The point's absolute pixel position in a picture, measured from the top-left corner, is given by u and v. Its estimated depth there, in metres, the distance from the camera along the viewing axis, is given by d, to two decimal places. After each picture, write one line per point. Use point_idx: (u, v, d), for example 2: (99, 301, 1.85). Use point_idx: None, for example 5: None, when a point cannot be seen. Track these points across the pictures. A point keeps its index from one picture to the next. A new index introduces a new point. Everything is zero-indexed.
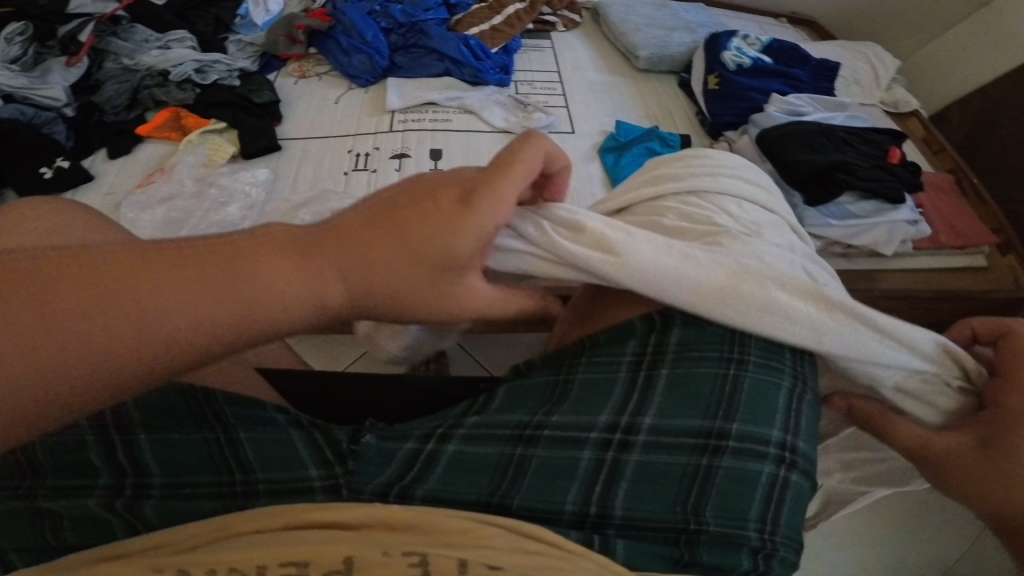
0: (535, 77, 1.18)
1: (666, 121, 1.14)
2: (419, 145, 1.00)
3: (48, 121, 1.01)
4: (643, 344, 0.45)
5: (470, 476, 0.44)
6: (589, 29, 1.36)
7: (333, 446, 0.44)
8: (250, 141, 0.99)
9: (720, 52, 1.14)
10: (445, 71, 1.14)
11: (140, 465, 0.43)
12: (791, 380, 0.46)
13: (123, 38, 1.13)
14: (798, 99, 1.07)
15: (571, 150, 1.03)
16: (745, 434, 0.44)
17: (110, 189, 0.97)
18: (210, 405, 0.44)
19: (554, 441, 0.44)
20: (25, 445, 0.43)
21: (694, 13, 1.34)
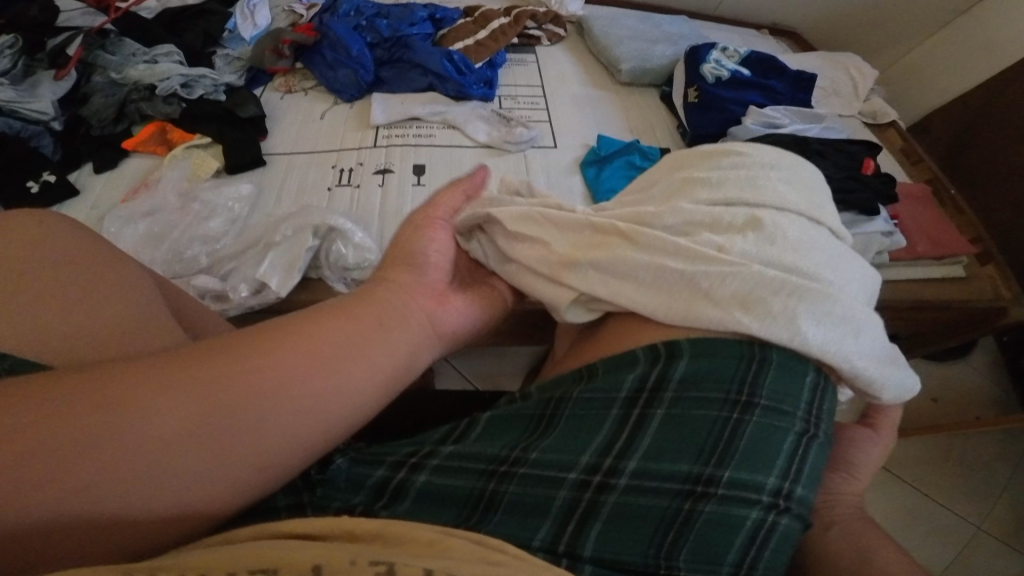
0: (519, 91, 1.20)
1: (648, 134, 1.15)
2: (403, 160, 1.01)
3: (35, 134, 1.02)
4: (642, 381, 0.47)
5: (436, 507, 0.46)
6: (574, 43, 1.38)
7: (303, 474, 0.48)
8: (236, 156, 1.00)
9: (699, 64, 1.15)
10: (429, 86, 1.15)
11: None
12: (801, 424, 0.46)
13: (111, 51, 1.13)
14: (775, 111, 1.09)
15: (554, 164, 1.04)
16: (735, 480, 0.44)
17: (95, 203, 0.98)
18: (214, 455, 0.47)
19: (529, 479, 0.46)
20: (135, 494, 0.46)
21: (676, 25, 1.36)
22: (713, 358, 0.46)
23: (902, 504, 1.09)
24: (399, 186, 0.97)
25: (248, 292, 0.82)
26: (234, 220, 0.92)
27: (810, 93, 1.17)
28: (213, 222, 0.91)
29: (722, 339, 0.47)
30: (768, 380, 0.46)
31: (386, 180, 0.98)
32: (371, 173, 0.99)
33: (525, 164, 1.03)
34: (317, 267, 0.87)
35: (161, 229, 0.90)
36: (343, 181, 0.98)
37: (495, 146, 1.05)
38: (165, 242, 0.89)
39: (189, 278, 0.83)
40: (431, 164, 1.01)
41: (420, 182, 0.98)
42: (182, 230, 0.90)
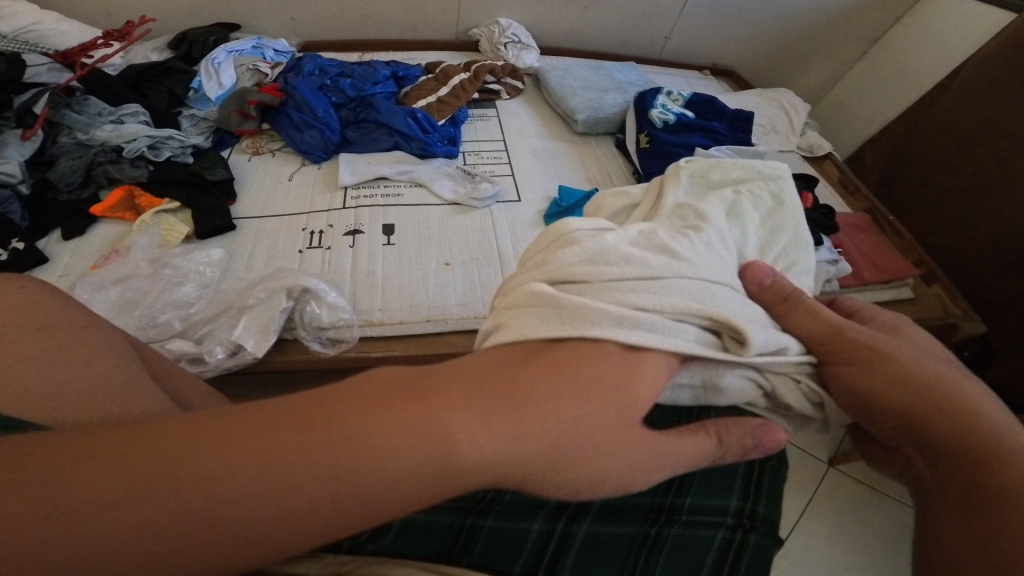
0: (482, 147, 1.25)
1: (606, 183, 1.20)
2: (372, 221, 1.04)
3: (4, 200, 0.98)
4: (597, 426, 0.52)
5: (419, 540, 0.49)
6: (531, 96, 1.44)
7: None
8: (205, 221, 1.01)
9: (647, 111, 1.21)
10: (395, 145, 1.19)
11: None
12: (753, 454, 0.52)
13: (77, 111, 1.12)
14: (719, 152, 1.12)
15: (518, 218, 1.08)
16: (696, 506, 0.52)
17: (63, 271, 0.97)
18: None
19: (506, 512, 0.51)
20: None
21: (626, 72, 1.43)
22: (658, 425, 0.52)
23: (869, 529, 1.13)
24: (369, 248, 1.00)
25: (223, 354, 0.82)
26: (206, 285, 0.93)
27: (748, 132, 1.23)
28: (185, 288, 0.92)
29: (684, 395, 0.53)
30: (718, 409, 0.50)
31: (357, 241, 1.01)
32: (341, 235, 1.02)
33: (490, 220, 1.07)
34: (291, 328, 0.88)
35: (133, 296, 0.90)
36: (314, 244, 1.00)
37: (461, 203, 1.09)
38: (137, 309, 0.89)
39: (164, 343, 0.83)
40: (400, 224, 1.05)
41: (390, 242, 1.01)
42: (154, 297, 0.90)
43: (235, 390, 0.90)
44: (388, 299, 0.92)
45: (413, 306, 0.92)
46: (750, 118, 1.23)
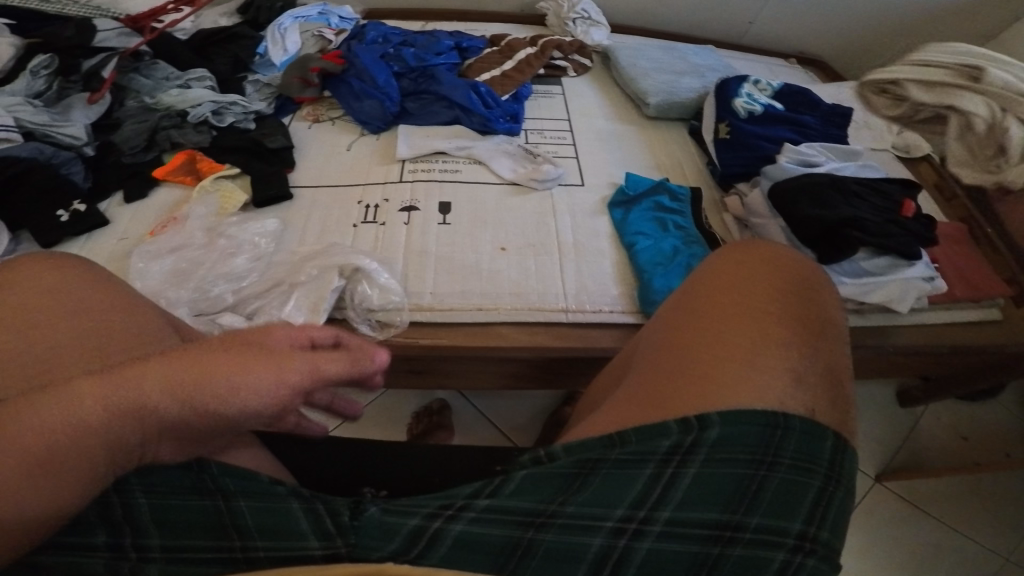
0: (545, 125, 1.18)
1: (675, 171, 1.12)
2: (428, 197, 1.01)
3: (66, 161, 0.97)
4: (676, 445, 0.44)
5: (475, 558, 0.42)
6: (599, 75, 1.36)
7: (333, 519, 0.41)
8: (262, 190, 0.99)
9: (730, 100, 1.10)
10: (455, 119, 1.14)
11: (137, 524, 0.40)
12: (823, 480, 0.45)
13: (144, 75, 1.12)
14: (810, 149, 1.00)
15: (579, 204, 1.03)
16: (766, 527, 0.43)
17: (123, 235, 0.94)
18: (207, 473, 0.41)
19: (569, 528, 0.43)
20: (224, 502, 0.41)
21: (703, 55, 1.32)
22: (726, 449, 0.44)
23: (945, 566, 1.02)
24: (423, 226, 0.96)
25: None
26: (260, 256, 0.90)
27: (844, 128, 1.09)
28: (238, 259, 0.89)
29: (750, 410, 0.44)
30: (791, 445, 0.44)
31: (411, 218, 0.97)
32: (396, 211, 0.98)
33: (550, 204, 1.02)
34: (340, 309, 0.86)
35: (186, 267, 0.88)
36: (368, 218, 0.97)
37: (520, 183, 1.04)
38: (190, 281, 0.86)
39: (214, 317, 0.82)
40: (457, 202, 1.01)
41: (445, 219, 0.97)
42: (207, 268, 0.87)
43: None
44: (439, 282, 0.88)
45: (465, 292, 0.88)
46: (848, 113, 1.09)
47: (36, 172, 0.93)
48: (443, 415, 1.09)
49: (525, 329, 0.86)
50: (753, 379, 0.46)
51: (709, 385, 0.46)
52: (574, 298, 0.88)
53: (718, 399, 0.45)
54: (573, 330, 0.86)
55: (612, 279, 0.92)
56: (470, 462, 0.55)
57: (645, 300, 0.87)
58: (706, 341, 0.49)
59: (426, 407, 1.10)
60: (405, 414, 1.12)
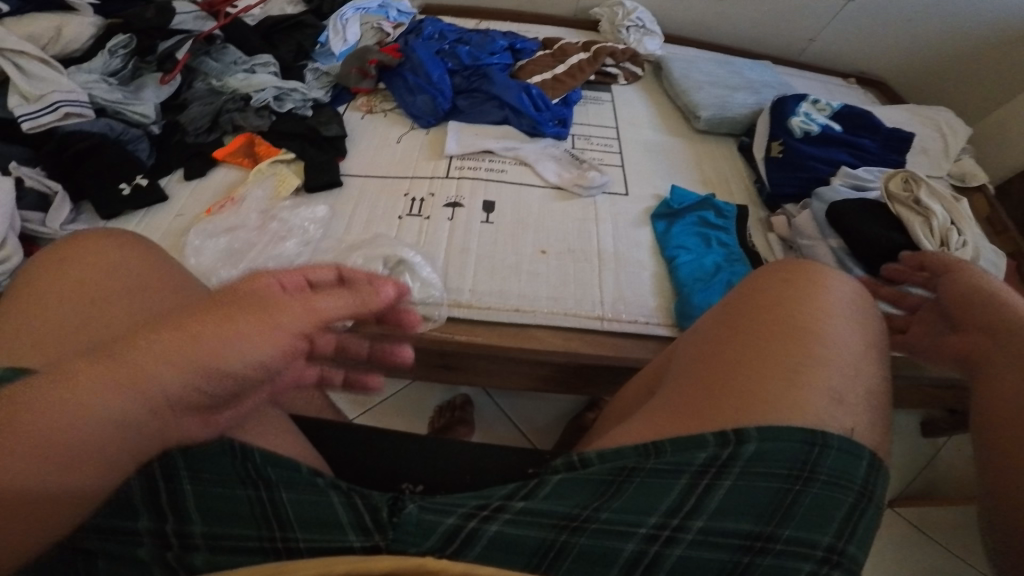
0: (592, 132, 1.18)
1: (721, 187, 1.11)
2: (473, 195, 1.02)
3: (134, 138, 1.01)
4: (712, 457, 0.44)
5: (510, 556, 0.43)
6: (649, 84, 1.35)
7: (372, 514, 0.42)
8: (315, 176, 1.01)
9: (786, 118, 1.08)
10: (504, 119, 1.15)
11: (181, 512, 0.42)
12: (856, 496, 0.45)
13: (214, 58, 1.15)
14: (868, 173, 0.99)
15: (622, 213, 1.03)
16: (798, 539, 0.43)
17: (180, 210, 0.97)
18: (250, 464, 0.43)
19: (602, 532, 0.44)
20: (269, 498, 0.43)
21: (758, 71, 1.31)
22: (762, 464, 0.44)
23: None
24: (467, 223, 0.97)
25: None
26: (308, 242, 0.92)
27: (903, 153, 1.07)
28: (288, 243, 0.92)
29: (790, 428, 0.45)
30: (828, 462, 0.44)
31: (455, 214, 0.98)
32: (441, 206, 0.99)
33: (593, 211, 1.02)
34: None
35: (239, 248, 0.91)
36: (413, 211, 0.98)
37: (565, 188, 1.05)
38: (242, 262, 0.89)
39: None
40: (501, 202, 1.01)
41: (488, 219, 0.98)
42: (258, 250, 0.90)
43: None
44: (478, 281, 0.90)
45: (503, 292, 0.89)
46: (909, 138, 1.07)
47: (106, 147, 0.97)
48: (466, 411, 1.09)
49: (560, 334, 0.86)
50: (797, 397, 0.46)
51: (753, 400, 0.46)
52: (611, 307, 0.89)
53: (761, 414, 0.46)
54: (608, 338, 0.86)
55: (650, 291, 0.92)
56: (510, 461, 0.55)
57: (683, 314, 0.87)
58: (750, 355, 0.49)
59: (450, 401, 1.11)
60: (428, 408, 1.13)
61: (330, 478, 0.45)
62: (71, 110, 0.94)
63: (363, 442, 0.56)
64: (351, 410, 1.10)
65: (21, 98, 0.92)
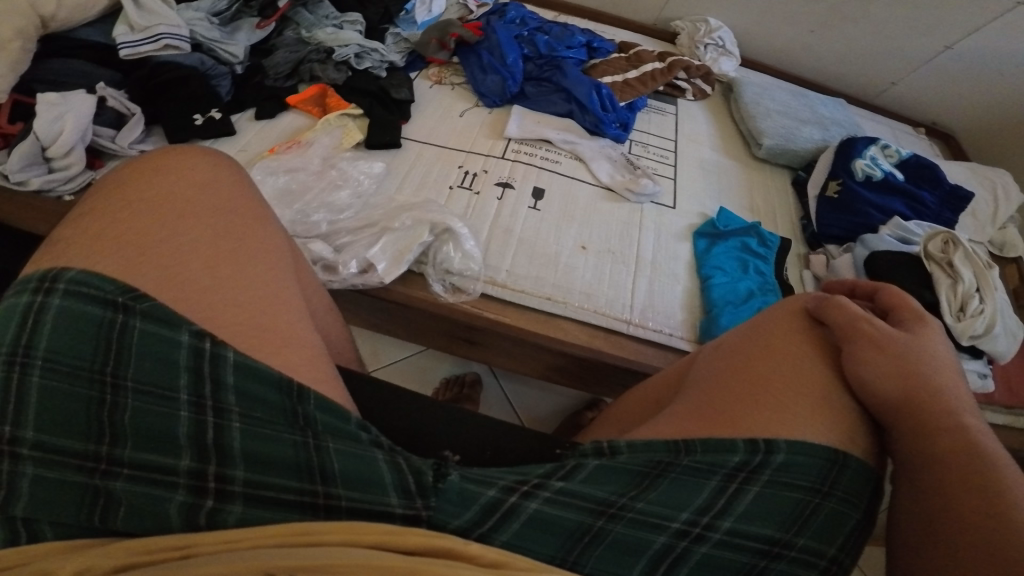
0: (651, 140, 1.19)
1: (768, 217, 1.12)
2: (524, 179, 1.04)
3: (218, 75, 1.04)
4: (744, 461, 0.46)
5: (545, 536, 0.46)
6: (717, 104, 1.35)
7: (416, 479, 0.46)
8: (377, 133, 1.03)
9: (851, 159, 1.07)
10: (569, 112, 1.16)
11: (224, 452, 0.45)
12: (863, 514, 0.47)
13: (309, 11, 1.17)
14: (920, 227, 0.98)
15: (666, 225, 1.04)
16: (810, 549, 0.46)
17: (245, 147, 1.00)
18: (302, 406, 0.46)
19: (635, 522, 0.46)
20: (317, 449, 0.46)
21: (831, 108, 1.30)
22: (793, 477, 0.46)
23: None
24: (515, 205, 0.99)
25: (355, 269, 0.85)
26: (360, 195, 0.95)
27: (960, 213, 1.06)
28: (342, 193, 0.94)
29: (814, 444, 0.47)
30: (845, 480, 0.46)
31: (504, 195, 1.00)
32: (492, 184, 1.02)
33: (638, 217, 1.04)
34: (420, 263, 0.89)
35: (296, 188, 0.94)
36: (464, 184, 1.01)
37: (614, 190, 1.06)
38: (297, 202, 0.92)
39: (305, 241, 0.86)
40: (550, 191, 1.03)
41: (535, 206, 1.00)
42: (314, 194, 0.93)
43: (350, 306, 0.92)
44: (516, 263, 0.92)
45: (538, 279, 0.91)
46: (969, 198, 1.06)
47: (193, 78, 1.00)
48: (474, 389, 1.12)
49: (585, 329, 0.88)
50: (823, 417, 0.48)
51: (784, 416, 0.48)
52: (639, 312, 0.91)
53: (790, 428, 0.47)
54: (630, 342, 0.88)
55: (680, 305, 0.94)
56: (533, 447, 0.57)
57: (706, 333, 0.88)
58: (786, 374, 0.51)
59: (459, 376, 1.14)
60: (437, 377, 1.16)
61: (374, 434, 0.48)
62: (171, 43, 0.98)
63: (381, 394, 0.59)
64: (368, 362, 1.14)
65: (127, 27, 0.96)
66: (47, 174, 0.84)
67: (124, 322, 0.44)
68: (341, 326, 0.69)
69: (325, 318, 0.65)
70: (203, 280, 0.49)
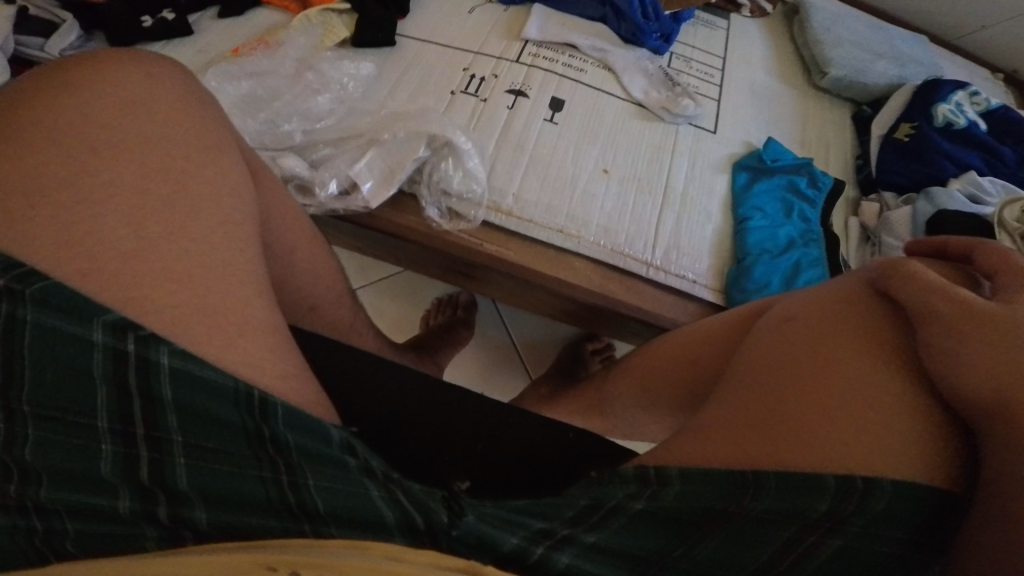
0: (694, 55, 1.03)
1: (819, 154, 0.98)
2: (541, 88, 0.90)
3: None
4: (833, 510, 0.38)
5: None
6: (778, 24, 1.16)
7: (425, 517, 0.37)
8: (369, 30, 0.89)
9: (933, 102, 0.92)
10: (602, 17, 0.99)
11: (172, 487, 0.36)
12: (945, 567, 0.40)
13: None
14: (994, 185, 0.84)
15: (703, 153, 0.91)
16: None
17: (204, 47, 0.87)
18: (267, 427, 0.37)
19: None
20: (296, 482, 0.36)
21: (910, 47, 1.10)
22: (877, 524, 0.38)
23: None
24: (529, 116, 0.86)
25: (335, 191, 0.75)
26: (343, 100, 0.83)
27: None
28: (321, 98, 0.82)
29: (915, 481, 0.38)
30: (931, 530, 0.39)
31: (517, 104, 0.87)
32: (502, 91, 0.88)
33: (672, 140, 0.91)
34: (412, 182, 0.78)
35: (264, 95, 0.81)
36: (470, 89, 0.88)
37: (648, 108, 0.92)
38: (264, 111, 0.79)
39: (275, 155, 0.76)
40: (571, 102, 0.90)
41: (553, 118, 0.87)
42: (285, 101, 0.81)
43: (333, 233, 0.83)
44: (527, 187, 0.80)
45: (550, 207, 0.79)
46: None
47: None
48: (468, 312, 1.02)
49: (599, 270, 0.78)
50: (926, 437, 0.39)
51: (883, 438, 0.39)
52: (662, 255, 0.80)
53: (888, 457, 0.38)
54: (646, 289, 0.78)
55: (709, 247, 0.83)
56: (530, 433, 0.53)
57: (735, 283, 0.78)
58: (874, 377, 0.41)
59: (451, 295, 1.05)
60: (429, 298, 1.08)
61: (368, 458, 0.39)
62: None
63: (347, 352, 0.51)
64: (355, 279, 1.06)
65: None
66: None
67: (13, 311, 0.33)
68: (328, 253, 0.61)
69: (300, 254, 0.56)
70: (119, 245, 0.37)
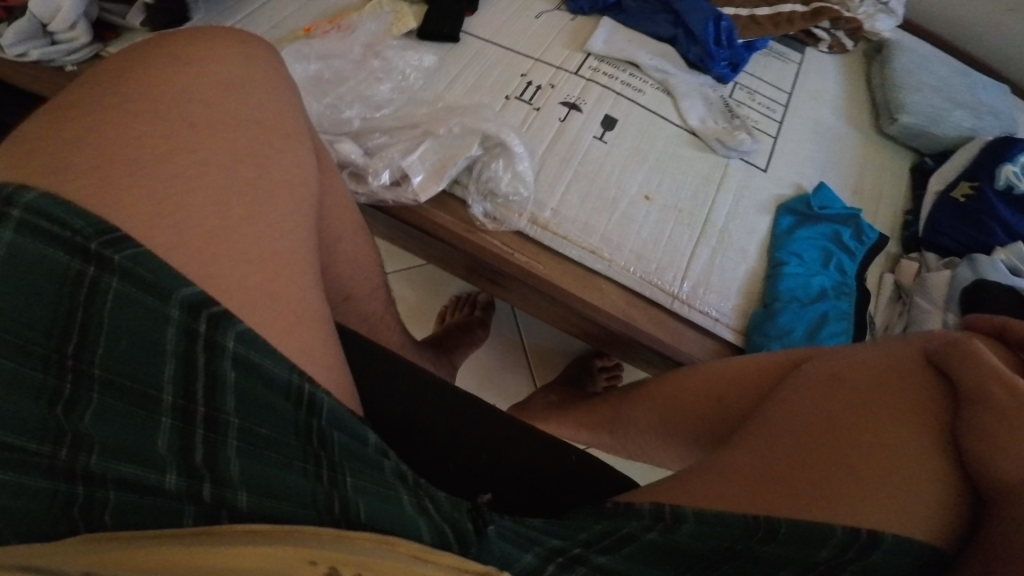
0: (761, 88, 1.02)
1: (868, 205, 0.97)
2: (596, 103, 0.90)
3: None
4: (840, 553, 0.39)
5: None
6: (858, 66, 1.15)
7: (454, 526, 0.39)
8: (435, 22, 0.90)
9: (999, 164, 0.90)
10: (672, 38, 0.99)
11: (219, 469, 0.36)
12: None
13: None
14: None
15: (751, 190, 0.91)
16: None
17: (277, 24, 0.89)
18: (314, 425, 0.38)
19: None
20: (337, 479, 0.37)
21: (993, 94, 1.09)
22: None
23: None
24: (580, 130, 0.87)
25: (387, 181, 0.75)
26: (402, 90, 0.84)
27: None
28: (381, 86, 0.83)
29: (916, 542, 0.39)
30: None
31: (569, 116, 0.87)
32: (557, 102, 0.88)
33: (721, 173, 0.90)
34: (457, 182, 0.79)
35: (331, 78, 0.83)
36: (524, 96, 0.88)
37: (702, 136, 0.92)
38: (327, 95, 0.81)
39: (334, 140, 0.77)
40: (625, 122, 0.90)
41: (603, 135, 0.88)
42: (349, 86, 0.82)
43: (374, 223, 0.84)
44: (567, 201, 0.81)
45: (586, 226, 0.80)
46: None
47: None
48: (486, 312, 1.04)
49: (626, 296, 0.78)
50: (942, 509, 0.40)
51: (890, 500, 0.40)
52: (689, 288, 0.80)
53: (891, 515, 0.40)
54: (670, 321, 0.78)
55: (739, 287, 0.82)
56: (543, 453, 0.53)
57: (758, 327, 0.78)
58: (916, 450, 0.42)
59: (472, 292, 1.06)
60: (447, 293, 1.09)
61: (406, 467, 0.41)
62: None
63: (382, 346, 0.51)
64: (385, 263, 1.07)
65: None
66: (49, 44, 0.77)
67: (95, 278, 0.36)
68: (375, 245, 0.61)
69: (350, 245, 0.57)
70: (193, 221, 0.39)
